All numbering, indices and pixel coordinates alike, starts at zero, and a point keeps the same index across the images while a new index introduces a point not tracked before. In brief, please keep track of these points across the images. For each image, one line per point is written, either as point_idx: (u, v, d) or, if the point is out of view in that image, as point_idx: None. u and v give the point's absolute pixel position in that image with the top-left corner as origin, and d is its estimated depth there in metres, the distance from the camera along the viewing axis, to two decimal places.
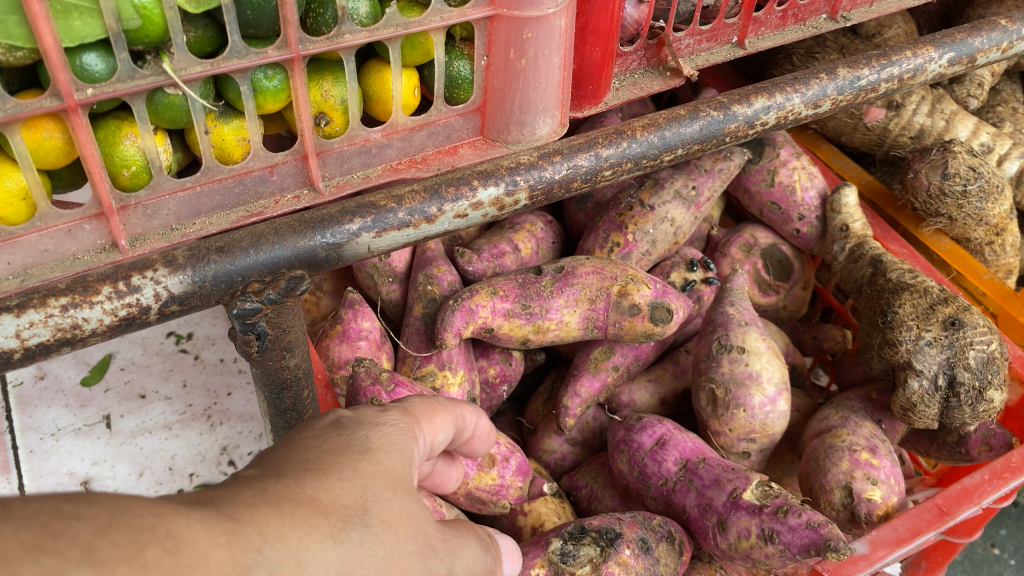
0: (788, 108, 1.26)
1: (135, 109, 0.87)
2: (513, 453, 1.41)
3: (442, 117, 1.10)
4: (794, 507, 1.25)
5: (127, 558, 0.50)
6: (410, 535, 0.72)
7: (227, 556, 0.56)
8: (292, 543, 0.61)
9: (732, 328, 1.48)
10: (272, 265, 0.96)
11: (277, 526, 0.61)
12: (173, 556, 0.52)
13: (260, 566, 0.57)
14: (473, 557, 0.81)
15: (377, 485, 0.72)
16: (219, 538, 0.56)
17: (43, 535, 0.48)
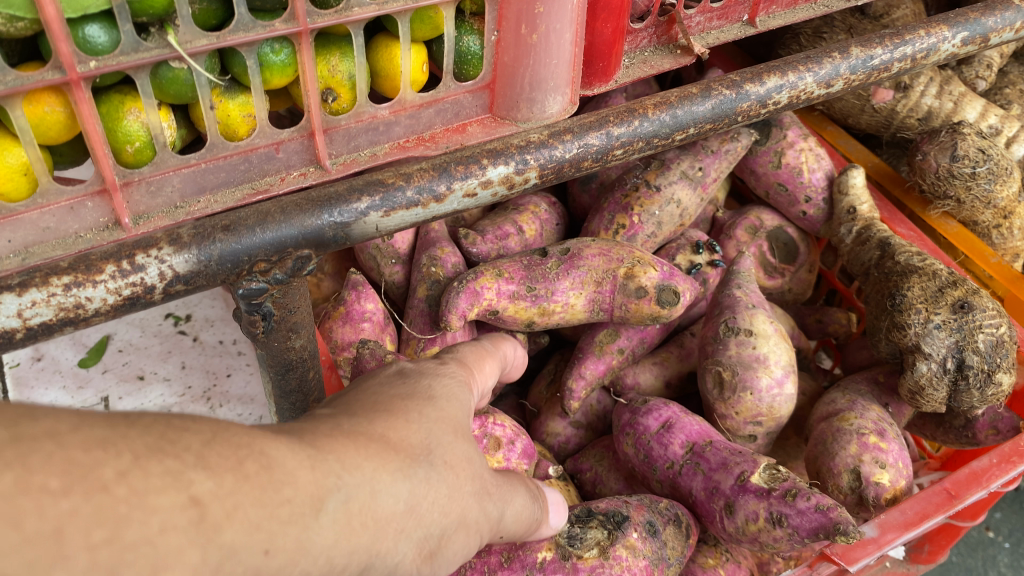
0: (801, 87, 1.24)
1: (139, 83, 0.85)
2: (518, 437, 1.40)
3: (452, 94, 1.08)
4: (802, 490, 1.24)
5: (230, 469, 0.55)
6: (467, 478, 0.75)
7: (312, 478, 0.60)
8: (367, 475, 0.64)
9: (739, 310, 1.47)
10: (279, 244, 0.94)
11: (354, 457, 0.64)
12: (268, 472, 0.57)
13: (339, 491, 0.61)
14: (518, 505, 0.85)
15: (441, 430, 0.75)
16: (305, 461, 0.60)
17: (159, 441, 0.53)
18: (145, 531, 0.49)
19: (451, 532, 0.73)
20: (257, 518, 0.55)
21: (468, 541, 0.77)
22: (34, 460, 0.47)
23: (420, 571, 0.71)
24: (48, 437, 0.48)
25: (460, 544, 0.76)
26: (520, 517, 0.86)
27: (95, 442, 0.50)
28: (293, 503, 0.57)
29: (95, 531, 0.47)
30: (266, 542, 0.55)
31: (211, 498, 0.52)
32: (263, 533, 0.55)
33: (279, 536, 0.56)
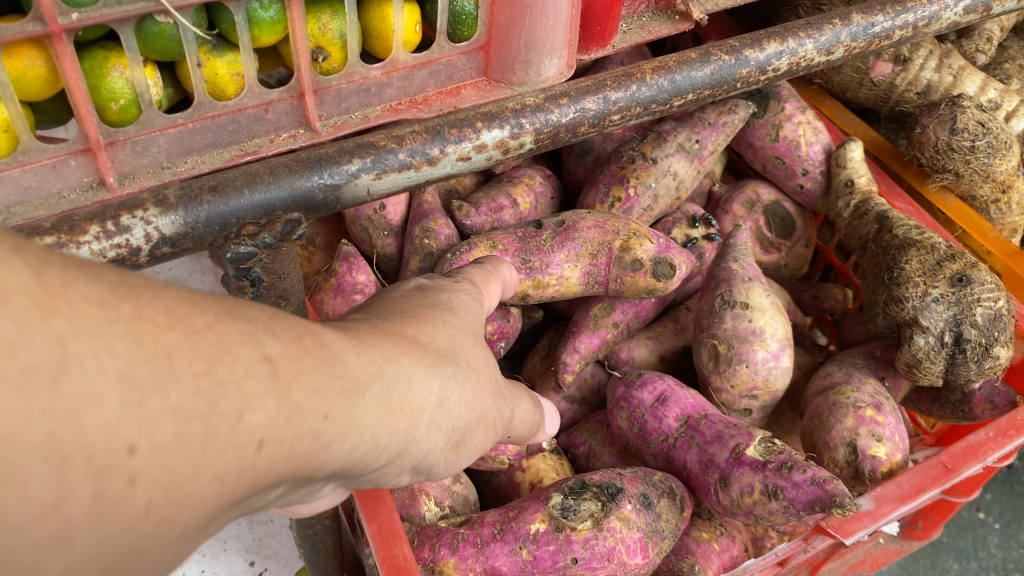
0: (801, 54, 1.22)
1: (123, 37, 0.83)
2: None
3: (445, 55, 1.05)
4: (798, 463, 1.23)
5: (293, 340, 0.57)
6: (487, 378, 0.80)
7: (359, 363, 0.62)
8: (406, 368, 0.67)
9: (735, 284, 1.44)
10: (268, 207, 0.92)
11: (393, 350, 0.67)
12: (323, 350, 0.59)
13: (382, 379, 0.63)
14: (525, 409, 0.93)
15: (464, 334, 0.79)
16: (352, 348, 0.62)
17: (232, 308, 0.54)
18: (237, 370, 0.51)
19: (473, 425, 0.78)
20: (317, 386, 0.57)
21: (485, 434, 0.82)
22: (144, 299, 0.49)
23: (445, 458, 0.76)
24: (146, 287, 0.50)
25: (479, 436, 0.81)
26: (526, 421, 0.93)
27: (185, 297, 0.51)
28: (346, 382, 0.60)
29: (196, 361, 0.49)
30: (324, 408, 0.57)
31: (281, 359, 0.55)
32: (323, 399, 0.57)
33: (337, 409, 0.58)
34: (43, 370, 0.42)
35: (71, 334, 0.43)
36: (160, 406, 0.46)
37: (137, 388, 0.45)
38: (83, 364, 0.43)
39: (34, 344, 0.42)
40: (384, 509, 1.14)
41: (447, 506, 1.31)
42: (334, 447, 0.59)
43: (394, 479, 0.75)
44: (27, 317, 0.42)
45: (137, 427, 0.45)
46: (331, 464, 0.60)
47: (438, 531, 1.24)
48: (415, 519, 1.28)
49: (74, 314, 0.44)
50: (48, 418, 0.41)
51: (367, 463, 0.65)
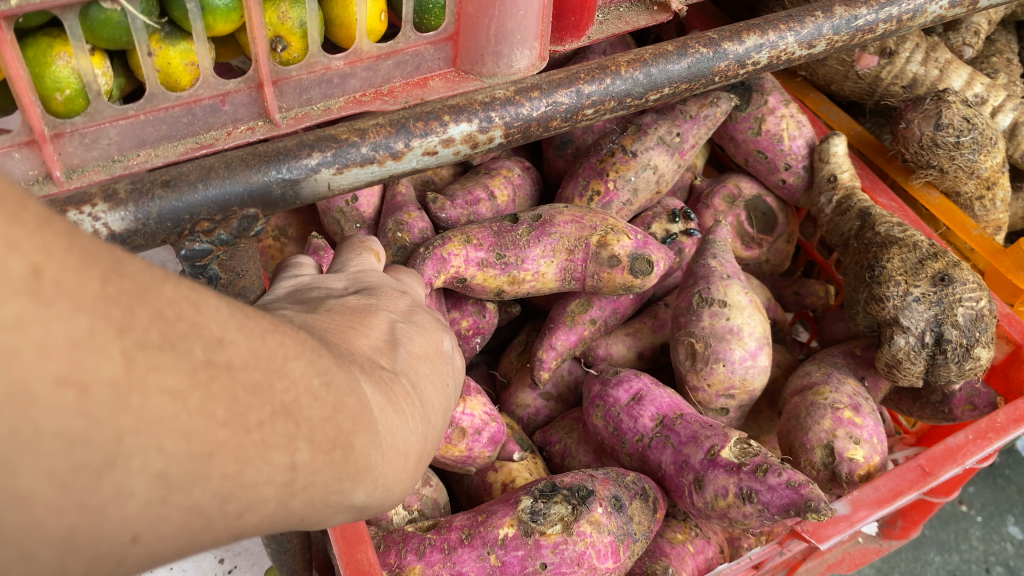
0: (781, 47, 1.19)
1: (67, 24, 0.79)
2: (488, 424, 1.33)
3: (412, 45, 1.02)
4: (773, 465, 1.21)
5: (327, 449, 0.53)
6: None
7: (367, 483, 0.58)
8: (399, 484, 0.64)
9: (713, 281, 1.41)
10: (223, 202, 0.89)
11: (402, 468, 0.64)
12: (343, 464, 0.55)
13: (371, 500, 0.61)
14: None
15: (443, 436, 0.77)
16: (371, 468, 0.58)
17: (291, 403, 0.51)
18: (262, 473, 0.49)
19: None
20: (311, 500, 0.53)
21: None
22: (217, 388, 0.46)
23: None
24: (227, 369, 0.47)
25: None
26: None
27: (252, 387, 0.49)
28: (341, 499, 0.56)
29: (230, 464, 0.47)
30: (299, 519, 0.54)
31: (304, 469, 0.52)
32: (301, 513, 0.53)
33: (314, 516, 0.55)
34: (92, 465, 0.42)
35: (129, 429, 0.42)
36: (179, 504, 0.45)
37: (168, 485, 0.45)
38: (129, 461, 0.43)
39: (92, 440, 0.41)
40: None
41: (416, 507, 1.29)
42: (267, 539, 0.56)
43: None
44: (100, 413, 0.41)
45: (148, 521, 0.45)
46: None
47: (405, 534, 1.21)
48: (382, 521, 1.25)
49: (143, 409, 0.43)
50: (75, 512, 0.41)
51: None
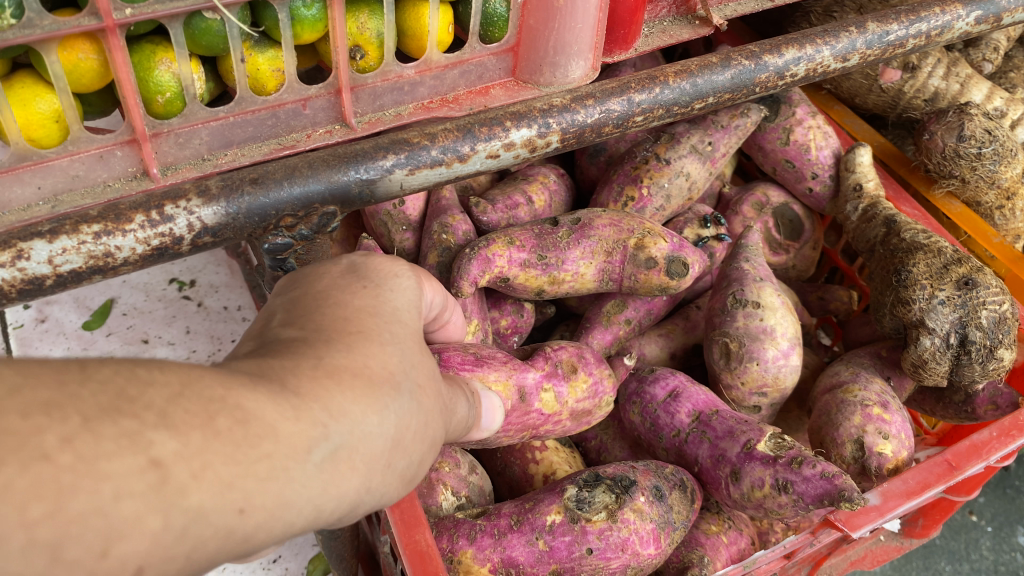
0: (818, 60, 1.25)
1: (172, 33, 0.86)
2: (583, 349, 1.37)
3: (476, 56, 1.09)
4: (808, 458, 1.27)
5: (200, 426, 0.55)
6: (437, 400, 0.79)
7: (293, 430, 0.61)
8: (354, 416, 0.67)
9: (747, 283, 1.48)
10: (306, 200, 0.95)
11: (341, 400, 0.66)
12: (242, 426, 0.58)
13: (327, 441, 0.64)
14: (460, 420, 0.89)
15: (413, 350, 0.78)
16: (288, 413, 0.62)
17: (115, 400, 0.53)
18: (100, 494, 0.50)
19: (425, 455, 0.78)
20: (230, 476, 0.57)
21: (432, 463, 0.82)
22: None
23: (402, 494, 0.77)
24: None
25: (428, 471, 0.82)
26: (462, 424, 0.90)
27: (40, 407, 0.49)
28: (270, 464, 0.60)
29: (37, 503, 0.48)
30: (242, 502, 0.57)
31: (171, 459, 0.53)
32: (238, 493, 0.57)
33: (256, 496, 0.59)
34: None
35: None
36: None
37: None
38: None
39: None
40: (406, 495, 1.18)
41: (464, 495, 1.34)
42: (261, 536, 0.61)
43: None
44: None
45: None
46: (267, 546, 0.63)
47: (456, 521, 1.27)
48: (432, 508, 1.31)
49: None
50: None
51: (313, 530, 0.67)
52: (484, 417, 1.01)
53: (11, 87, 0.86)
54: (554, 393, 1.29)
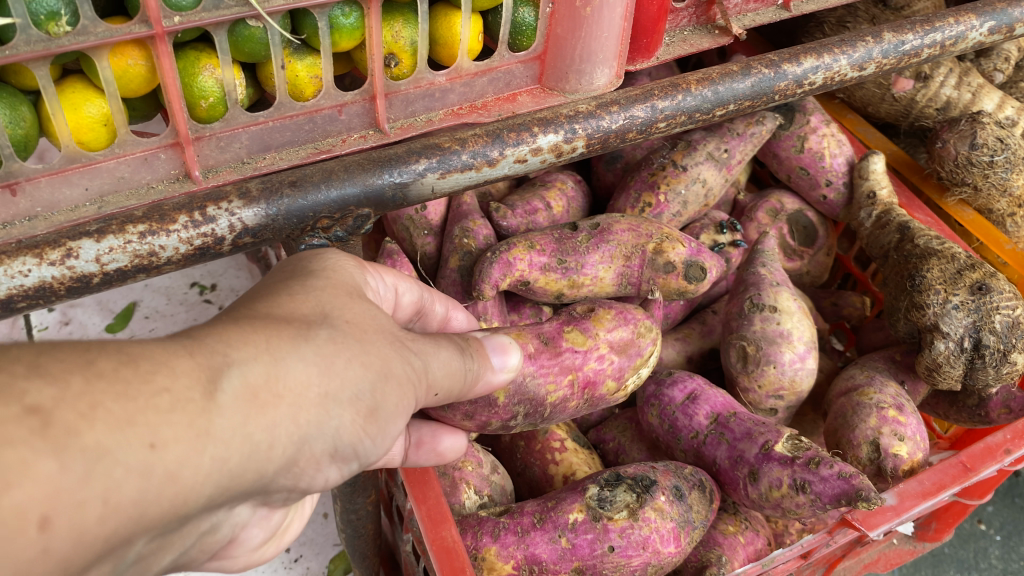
0: (835, 69, 1.28)
1: (217, 40, 0.89)
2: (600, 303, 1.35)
3: (504, 64, 1.12)
4: (825, 458, 1.29)
5: (83, 369, 0.55)
6: (378, 334, 0.79)
7: (191, 363, 0.62)
8: (257, 347, 0.67)
9: (764, 288, 1.51)
10: (342, 203, 0.98)
11: (241, 334, 0.67)
12: (131, 365, 0.58)
13: (233, 369, 0.64)
14: (443, 357, 0.86)
15: (330, 294, 0.79)
16: (180, 349, 0.62)
17: None
18: None
19: (379, 388, 0.77)
20: (128, 413, 0.56)
21: (403, 401, 0.81)
22: None
23: (363, 430, 0.77)
24: None
25: (395, 408, 0.80)
26: (451, 370, 0.88)
27: None
28: (168, 391, 0.59)
29: None
30: (151, 437, 0.57)
31: (56, 405, 0.53)
32: (144, 428, 0.56)
33: (157, 428, 0.57)
34: None
35: None
36: None
37: None
38: None
39: None
40: (432, 493, 1.19)
41: (486, 495, 1.37)
42: (187, 475, 0.60)
43: (313, 474, 0.77)
44: None
45: None
46: (206, 488, 0.63)
47: (479, 519, 1.30)
48: (455, 506, 1.33)
49: None
50: None
51: (256, 470, 0.67)
52: (494, 353, 0.97)
53: (62, 91, 0.89)
54: (578, 328, 1.26)
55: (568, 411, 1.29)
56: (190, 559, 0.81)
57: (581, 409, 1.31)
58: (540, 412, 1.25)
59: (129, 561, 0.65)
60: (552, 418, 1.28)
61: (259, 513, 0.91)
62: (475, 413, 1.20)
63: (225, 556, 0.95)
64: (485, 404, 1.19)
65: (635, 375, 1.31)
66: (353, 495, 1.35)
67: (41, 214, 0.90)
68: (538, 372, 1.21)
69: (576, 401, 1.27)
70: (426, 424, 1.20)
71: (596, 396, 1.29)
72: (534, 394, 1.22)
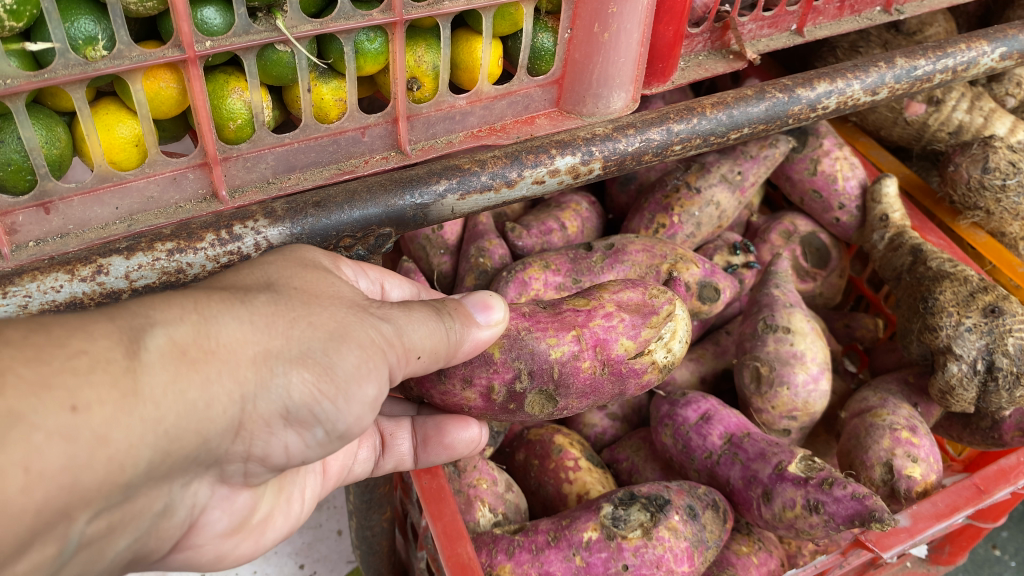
0: (849, 93, 1.30)
1: (246, 64, 0.91)
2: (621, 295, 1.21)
3: (524, 87, 1.15)
4: (839, 479, 1.29)
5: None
6: (332, 300, 0.80)
7: (110, 326, 0.65)
8: (184, 309, 0.70)
9: (778, 309, 1.52)
10: (365, 223, 1.00)
11: (170, 298, 0.70)
12: (46, 331, 0.61)
13: (157, 330, 0.67)
14: (418, 319, 0.85)
15: (279, 268, 0.82)
16: (102, 315, 0.66)
17: None
18: None
19: (332, 348, 0.77)
20: (42, 376, 0.58)
21: (371, 364, 0.80)
22: None
23: (320, 392, 0.77)
24: None
25: (361, 371, 0.79)
26: (431, 334, 0.87)
27: None
28: (87, 352, 0.62)
29: None
30: (72, 399, 0.59)
31: None
32: (61, 391, 0.59)
33: (77, 388, 0.60)
34: None
35: None
36: None
37: None
38: None
39: None
40: (448, 510, 1.20)
41: (501, 513, 1.38)
42: (117, 435, 0.62)
43: (268, 438, 0.79)
44: None
45: None
46: (139, 450, 0.65)
47: (494, 537, 1.31)
48: (470, 524, 1.34)
49: None
50: None
51: (195, 430, 0.69)
52: (475, 311, 0.94)
53: (96, 112, 0.92)
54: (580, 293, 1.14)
55: (584, 381, 1.10)
56: (153, 548, 0.85)
57: (603, 387, 1.12)
58: (547, 377, 1.07)
59: (75, 541, 0.67)
60: (567, 387, 1.09)
61: (220, 494, 0.91)
62: (473, 375, 1.06)
63: (191, 546, 0.96)
64: (481, 359, 1.05)
65: (658, 339, 1.14)
66: (368, 511, 1.37)
67: (72, 231, 0.93)
68: (533, 326, 1.08)
69: (591, 366, 1.09)
70: (431, 420, 1.18)
71: (615, 363, 1.11)
72: (534, 349, 1.06)
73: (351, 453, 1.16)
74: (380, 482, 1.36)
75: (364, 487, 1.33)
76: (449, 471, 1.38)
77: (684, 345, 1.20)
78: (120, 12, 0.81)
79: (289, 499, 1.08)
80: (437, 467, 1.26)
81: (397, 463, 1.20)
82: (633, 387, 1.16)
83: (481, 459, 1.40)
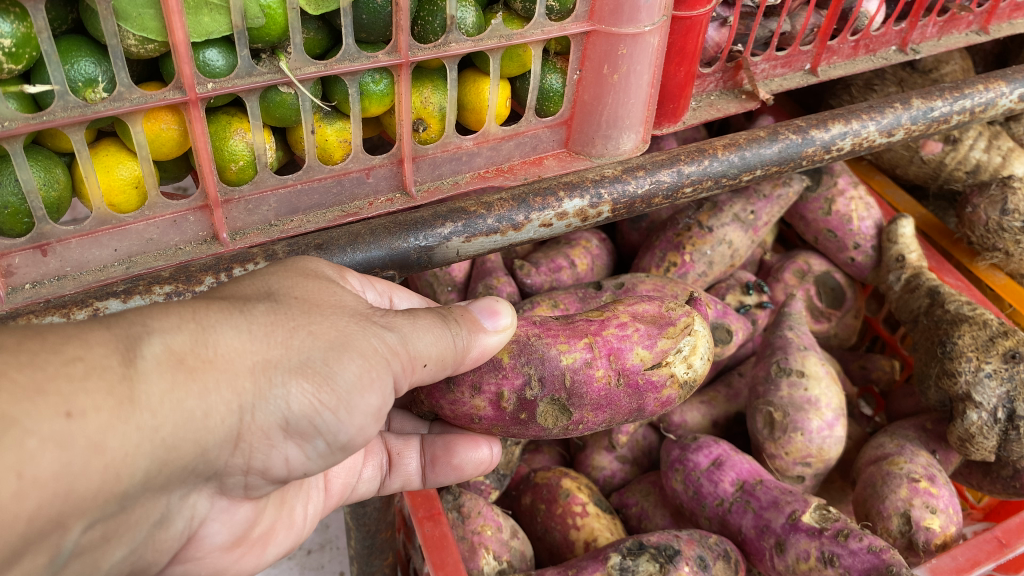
0: (863, 135, 1.28)
1: (248, 106, 0.90)
2: None
3: (532, 128, 1.13)
4: (854, 531, 1.25)
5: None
6: (334, 309, 0.78)
7: (105, 335, 0.63)
8: (182, 314, 0.68)
9: (791, 352, 1.49)
10: (367, 265, 0.98)
11: (168, 305, 0.68)
12: (40, 337, 0.58)
13: (153, 337, 0.65)
14: (424, 327, 0.83)
15: (280, 277, 0.79)
16: (98, 323, 0.63)
17: None
18: None
19: (334, 357, 0.75)
20: (36, 382, 0.56)
21: (374, 374, 0.78)
22: None
23: (321, 402, 0.75)
24: None
25: (364, 381, 0.77)
26: (436, 343, 0.84)
27: None
28: (81, 358, 0.59)
29: None
30: (67, 405, 0.57)
31: None
32: (55, 397, 0.56)
33: (70, 395, 0.57)
34: None
35: None
36: None
37: None
38: None
39: None
40: (451, 560, 1.17)
41: (505, 560, 1.34)
42: (114, 444, 0.60)
43: (268, 451, 0.76)
44: None
45: None
46: (136, 460, 0.62)
47: None
48: (474, 572, 1.30)
49: None
50: None
51: (193, 440, 0.67)
52: (482, 316, 0.91)
53: (95, 154, 0.91)
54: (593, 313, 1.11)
55: (597, 390, 1.05)
56: (151, 560, 0.83)
57: (619, 401, 1.06)
58: (558, 384, 1.03)
59: (69, 550, 0.65)
60: (580, 400, 1.04)
61: (220, 506, 0.88)
62: (482, 382, 1.03)
63: (190, 558, 0.93)
64: (490, 364, 1.02)
65: (677, 351, 1.08)
66: (369, 557, 1.34)
67: (69, 273, 0.91)
68: (544, 332, 1.06)
69: (605, 376, 1.05)
70: (441, 439, 1.15)
71: (630, 373, 1.05)
72: (545, 353, 1.04)
73: (355, 469, 1.12)
74: (382, 527, 1.33)
75: (366, 532, 1.30)
76: (453, 517, 1.35)
77: (706, 361, 1.12)
78: (121, 54, 0.79)
79: (291, 513, 1.05)
80: (440, 515, 1.23)
81: (405, 481, 1.17)
82: (653, 403, 1.09)
83: (485, 505, 1.37)
